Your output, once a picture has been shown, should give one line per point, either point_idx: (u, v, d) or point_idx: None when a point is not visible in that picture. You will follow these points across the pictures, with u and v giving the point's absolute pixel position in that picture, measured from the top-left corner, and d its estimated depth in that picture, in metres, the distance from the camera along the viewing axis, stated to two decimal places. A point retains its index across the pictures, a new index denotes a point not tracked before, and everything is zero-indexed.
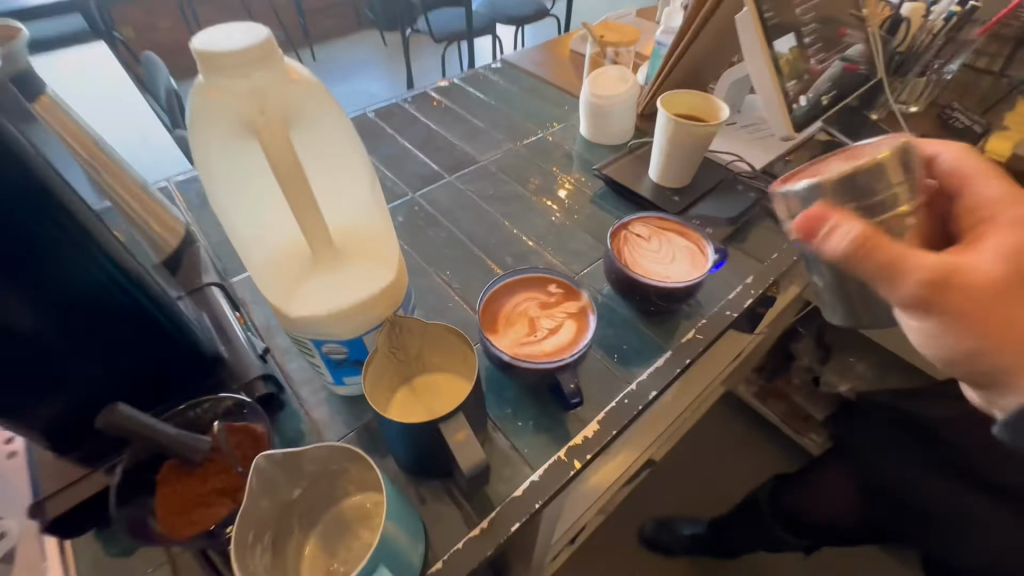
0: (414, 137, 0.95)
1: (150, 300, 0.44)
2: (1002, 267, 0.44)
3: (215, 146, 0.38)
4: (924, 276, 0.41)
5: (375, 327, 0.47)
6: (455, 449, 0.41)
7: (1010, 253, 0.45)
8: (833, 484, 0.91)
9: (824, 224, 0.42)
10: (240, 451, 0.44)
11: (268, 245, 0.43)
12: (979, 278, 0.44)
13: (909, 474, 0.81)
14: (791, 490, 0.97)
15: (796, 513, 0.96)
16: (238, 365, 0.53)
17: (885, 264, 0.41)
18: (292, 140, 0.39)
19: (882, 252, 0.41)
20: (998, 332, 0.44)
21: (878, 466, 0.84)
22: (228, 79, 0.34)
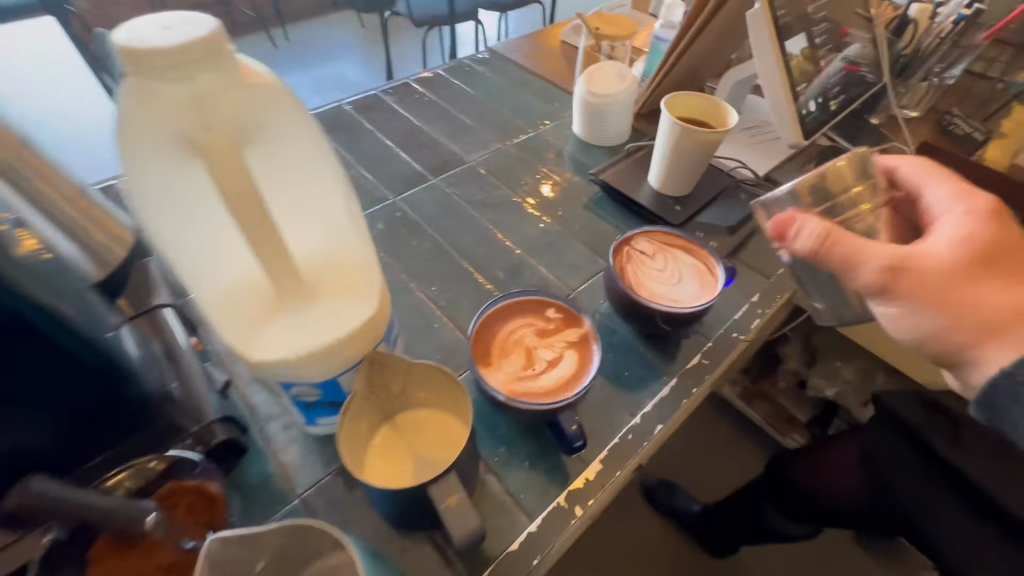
0: (395, 133, 0.88)
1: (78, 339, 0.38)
2: (956, 253, 0.45)
3: (151, 161, 0.31)
4: (881, 263, 0.44)
5: (352, 366, 0.41)
6: (447, 516, 0.36)
7: (968, 239, 0.45)
8: (842, 473, 0.82)
9: (791, 225, 0.46)
10: (192, 514, 0.38)
11: (221, 277, 0.37)
12: (931, 265, 0.45)
13: (925, 491, 0.70)
14: (792, 472, 0.87)
15: (796, 497, 0.86)
16: (194, 404, 0.47)
17: (845, 256, 0.44)
18: (247, 153, 0.33)
19: (841, 244, 0.44)
20: (956, 315, 0.44)
21: (892, 470, 0.73)
22: (163, 81, 0.28)
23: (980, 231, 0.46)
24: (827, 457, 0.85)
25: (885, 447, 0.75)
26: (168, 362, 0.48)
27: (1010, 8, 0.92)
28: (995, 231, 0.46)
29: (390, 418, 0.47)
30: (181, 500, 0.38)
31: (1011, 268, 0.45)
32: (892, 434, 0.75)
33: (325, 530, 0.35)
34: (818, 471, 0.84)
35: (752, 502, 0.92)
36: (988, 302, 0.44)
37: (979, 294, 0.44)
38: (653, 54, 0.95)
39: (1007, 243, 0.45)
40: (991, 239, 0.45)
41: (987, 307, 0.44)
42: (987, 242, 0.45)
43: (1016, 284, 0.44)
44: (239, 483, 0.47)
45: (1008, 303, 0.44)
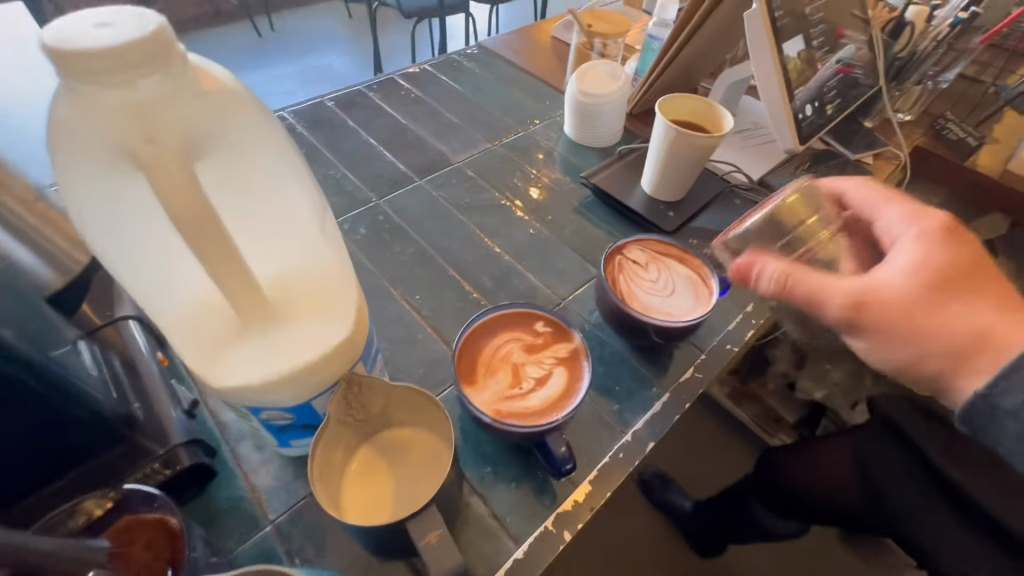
0: (379, 131, 0.84)
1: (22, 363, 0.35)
2: (913, 280, 0.42)
3: (89, 174, 0.28)
4: (841, 299, 0.43)
5: (327, 389, 0.38)
6: (427, 554, 0.34)
7: (923, 265, 0.43)
8: (831, 473, 0.80)
9: (752, 269, 0.46)
10: (154, 550, 0.35)
11: (181, 298, 0.35)
12: (886, 297, 0.42)
13: (916, 498, 0.69)
14: (786, 470, 0.85)
15: (787, 497, 0.84)
16: (157, 428, 0.43)
17: (807, 296, 0.43)
18: (197, 164, 0.30)
19: (799, 284, 0.44)
20: (918, 345, 0.42)
21: (884, 474, 0.73)
22: (95, 88, 0.25)
23: (935, 254, 0.43)
24: (816, 457, 0.82)
25: (878, 451, 0.74)
26: (129, 383, 0.44)
27: (1005, 12, 0.91)
28: (950, 252, 0.43)
29: (370, 439, 0.44)
30: (141, 536, 0.36)
31: (971, 292, 0.42)
32: (886, 439, 0.74)
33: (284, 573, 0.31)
34: (808, 472, 0.82)
35: (741, 501, 0.91)
36: (947, 329, 0.41)
37: (937, 321, 0.41)
38: (646, 52, 0.92)
39: (964, 264, 0.43)
40: (947, 261, 0.43)
41: (945, 335, 0.41)
42: (944, 266, 0.43)
43: (978, 304, 0.42)
44: (208, 509, 0.44)
45: (969, 328, 0.41)
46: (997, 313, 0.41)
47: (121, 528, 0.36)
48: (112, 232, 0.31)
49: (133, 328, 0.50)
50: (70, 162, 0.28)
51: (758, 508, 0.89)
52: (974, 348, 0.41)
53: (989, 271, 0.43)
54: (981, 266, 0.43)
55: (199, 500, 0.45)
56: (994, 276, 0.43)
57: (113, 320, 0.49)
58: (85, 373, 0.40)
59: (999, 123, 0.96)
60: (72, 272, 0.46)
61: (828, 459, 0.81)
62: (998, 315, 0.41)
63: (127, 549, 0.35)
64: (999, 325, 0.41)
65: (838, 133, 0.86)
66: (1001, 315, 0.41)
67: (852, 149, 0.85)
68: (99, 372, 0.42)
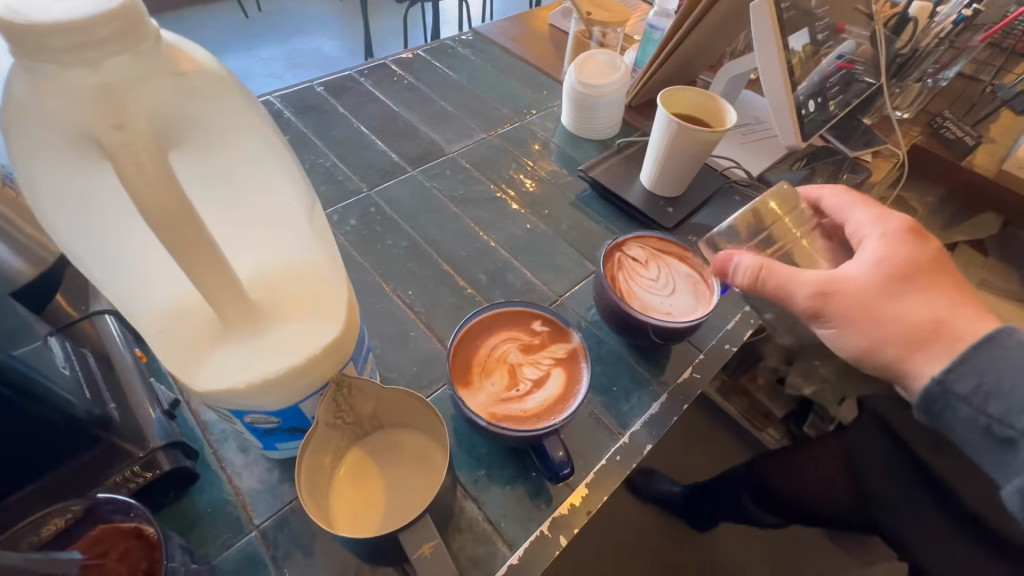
0: (371, 118, 0.82)
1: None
2: (876, 271, 0.41)
3: (54, 166, 0.26)
4: (812, 287, 0.41)
5: (316, 391, 0.36)
6: (421, 567, 0.33)
7: (884, 260, 0.41)
8: (821, 474, 0.79)
9: (728, 263, 0.44)
10: (129, 561, 0.33)
11: (157, 296, 0.33)
12: (849, 287, 0.41)
13: (901, 490, 0.72)
14: (772, 462, 0.86)
15: (765, 488, 0.85)
16: (134, 429, 0.41)
17: (777, 291, 0.42)
18: (173, 155, 0.28)
19: (773, 275, 0.42)
20: (874, 334, 0.40)
21: (876, 472, 0.74)
22: (54, 68, 0.22)
23: (894, 249, 0.41)
24: (808, 458, 0.82)
25: (870, 449, 0.76)
26: (104, 382, 0.42)
27: (1006, 11, 0.89)
28: (912, 249, 0.42)
29: (360, 442, 0.42)
30: (116, 546, 0.33)
31: (931, 284, 0.40)
32: (879, 436, 0.76)
33: None
34: (796, 470, 0.82)
35: (733, 492, 0.90)
36: (905, 318, 0.40)
37: (892, 310, 0.40)
38: (646, 43, 0.90)
39: (923, 260, 0.41)
40: (907, 258, 0.41)
41: (900, 323, 0.40)
42: (904, 261, 0.41)
43: (934, 296, 0.40)
44: (189, 514, 0.42)
45: (928, 316, 0.39)
46: (954, 304, 0.40)
47: (94, 539, 0.33)
48: (81, 225, 0.29)
49: (110, 322, 0.47)
50: (31, 150, 0.26)
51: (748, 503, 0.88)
52: (933, 334, 0.39)
53: (949, 266, 0.42)
54: (939, 263, 0.41)
55: (179, 504, 0.43)
56: (952, 272, 0.42)
57: (89, 314, 0.46)
58: (55, 373, 0.38)
59: (996, 123, 0.96)
60: (47, 262, 0.45)
61: (818, 458, 0.81)
62: (953, 304, 0.40)
63: (100, 561, 0.33)
64: (958, 314, 0.40)
65: (838, 130, 0.85)
66: (955, 305, 0.40)
67: (851, 145, 0.83)
68: (69, 371, 0.40)
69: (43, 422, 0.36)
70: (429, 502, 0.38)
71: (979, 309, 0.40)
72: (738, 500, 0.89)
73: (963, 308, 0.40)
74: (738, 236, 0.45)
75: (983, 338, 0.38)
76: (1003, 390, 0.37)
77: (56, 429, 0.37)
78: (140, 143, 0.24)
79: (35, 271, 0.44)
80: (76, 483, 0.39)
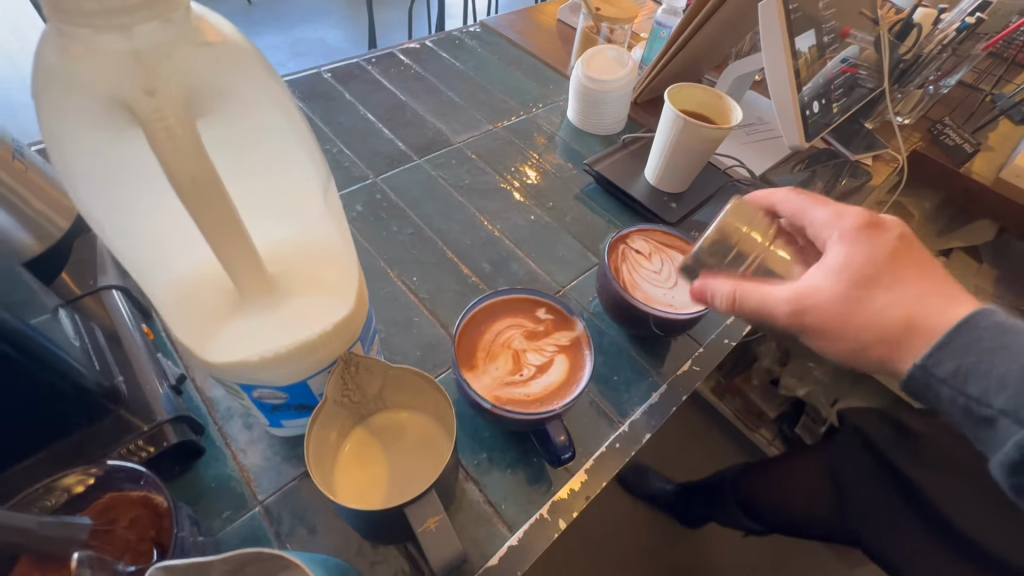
0: (377, 107, 0.82)
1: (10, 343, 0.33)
2: (841, 280, 0.39)
3: (81, 136, 0.27)
4: (787, 308, 0.40)
5: (324, 367, 0.37)
6: (426, 540, 0.33)
7: (846, 265, 0.39)
8: (805, 485, 0.82)
9: (703, 292, 0.43)
10: (137, 529, 0.34)
11: (175, 265, 0.34)
12: (820, 301, 0.39)
13: (883, 509, 0.76)
14: (762, 484, 0.86)
15: (753, 504, 0.86)
16: (142, 404, 0.42)
17: (754, 314, 0.41)
18: (199, 127, 0.28)
19: (747, 298, 0.41)
20: (850, 343, 0.38)
21: (862, 490, 0.77)
22: (88, 37, 0.23)
23: (858, 252, 0.39)
24: (791, 475, 0.84)
25: (850, 465, 0.79)
26: (109, 355, 0.43)
27: (1007, 21, 0.91)
28: (870, 248, 0.39)
29: (364, 422, 0.43)
30: (125, 514, 0.34)
31: (896, 280, 0.38)
32: (859, 454, 0.79)
33: (277, 555, 0.29)
34: (782, 489, 0.84)
35: (719, 493, 0.89)
36: (875, 322, 0.37)
37: (868, 315, 0.38)
38: (653, 41, 0.91)
39: (884, 258, 0.39)
40: (868, 259, 0.39)
41: (875, 325, 0.37)
42: (864, 263, 0.39)
43: (903, 289, 0.38)
44: (194, 487, 0.43)
45: (895, 315, 0.37)
46: (924, 292, 0.38)
47: (103, 507, 0.34)
48: (104, 195, 0.29)
49: (116, 297, 0.48)
50: (60, 114, 0.26)
51: (734, 511, 0.88)
52: (905, 330, 0.37)
53: (914, 253, 0.40)
54: (901, 255, 0.39)
55: (185, 478, 0.43)
56: (917, 262, 0.39)
57: (96, 289, 0.47)
58: (65, 341, 0.38)
59: (994, 132, 0.97)
60: (52, 237, 0.46)
61: (801, 473, 0.83)
62: (920, 295, 0.37)
63: (108, 527, 0.33)
64: (931, 305, 0.37)
65: (840, 133, 0.86)
66: (923, 295, 0.37)
67: (853, 149, 0.84)
68: (79, 341, 0.40)
69: (53, 389, 0.36)
70: (435, 479, 0.39)
71: (948, 295, 0.38)
72: (722, 500, 0.89)
73: (932, 298, 0.37)
74: (717, 245, 0.45)
75: (963, 321, 0.35)
76: (981, 369, 0.34)
77: (66, 397, 0.37)
78: (169, 109, 0.25)
79: (41, 247, 0.45)
80: (86, 452, 0.39)
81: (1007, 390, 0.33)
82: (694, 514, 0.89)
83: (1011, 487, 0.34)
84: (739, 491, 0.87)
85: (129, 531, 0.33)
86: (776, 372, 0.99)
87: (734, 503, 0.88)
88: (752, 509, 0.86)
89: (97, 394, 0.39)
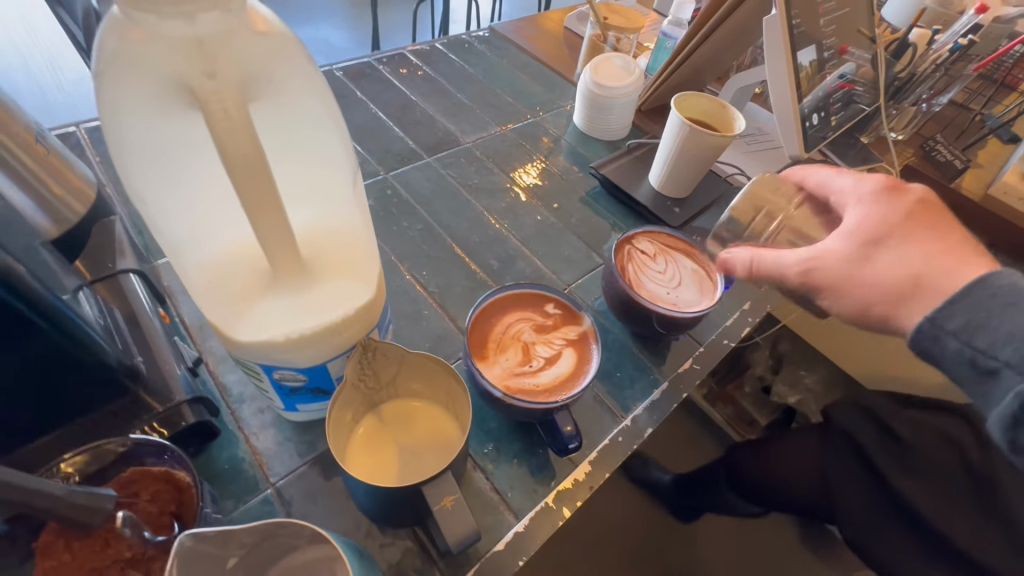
0: (388, 105, 0.83)
1: (48, 322, 0.34)
2: (850, 240, 0.39)
3: (136, 115, 0.28)
4: (796, 267, 0.40)
5: (344, 352, 0.38)
6: (442, 518, 0.34)
7: (857, 226, 0.40)
8: (796, 468, 0.86)
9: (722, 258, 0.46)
10: (158, 503, 0.35)
11: (208, 245, 0.34)
12: (830, 260, 0.39)
13: (869, 511, 0.78)
14: (759, 459, 0.89)
15: (745, 481, 0.89)
16: (160, 384, 0.42)
17: (771, 275, 0.42)
18: (250, 111, 0.30)
19: (766, 261, 0.42)
20: (858, 298, 0.38)
21: (847, 490, 0.80)
22: (154, 21, 0.24)
23: (872, 212, 0.40)
24: (787, 447, 0.88)
25: (841, 457, 0.83)
26: (130, 336, 0.43)
27: (996, 44, 0.95)
28: (887, 207, 0.40)
29: (376, 408, 0.44)
30: (146, 488, 0.35)
31: (904, 239, 0.38)
32: (849, 455, 0.82)
33: (302, 525, 0.32)
34: (778, 458, 0.87)
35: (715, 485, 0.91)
36: (880, 282, 0.38)
37: (872, 271, 0.38)
38: (658, 51, 0.94)
39: (899, 217, 0.39)
40: (879, 218, 0.39)
41: (879, 282, 0.38)
42: (876, 224, 0.39)
43: (910, 247, 0.38)
44: (209, 468, 0.44)
45: (904, 272, 0.37)
46: (935, 251, 0.38)
47: (125, 481, 0.35)
48: (148, 176, 0.31)
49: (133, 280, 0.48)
50: (117, 95, 0.28)
51: (729, 494, 0.90)
52: (909, 294, 0.37)
53: (932, 216, 0.39)
54: (916, 216, 0.39)
55: (199, 459, 0.44)
56: (933, 220, 0.39)
57: (113, 271, 0.47)
58: (89, 318, 0.39)
59: (983, 150, 1.02)
60: (70, 222, 0.47)
61: (799, 446, 0.87)
62: (930, 256, 0.37)
63: (131, 500, 0.34)
64: (936, 264, 0.37)
65: (836, 146, 0.87)
66: (932, 257, 0.37)
67: (848, 162, 0.87)
68: (100, 320, 0.41)
69: (74, 363, 0.37)
70: (448, 462, 0.41)
71: (960, 256, 0.38)
72: (718, 490, 0.91)
73: (945, 256, 0.37)
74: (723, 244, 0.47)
75: (974, 282, 0.36)
76: (990, 324, 0.34)
77: (87, 372, 0.38)
78: (227, 92, 0.26)
79: (58, 231, 0.46)
80: (111, 426, 0.41)
81: (1014, 342, 0.33)
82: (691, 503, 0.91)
83: (1008, 442, 0.34)
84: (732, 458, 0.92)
85: (150, 502, 0.35)
86: (768, 379, 1.06)
87: (725, 483, 0.91)
88: (741, 485, 0.89)
89: (119, 371, 0.39)
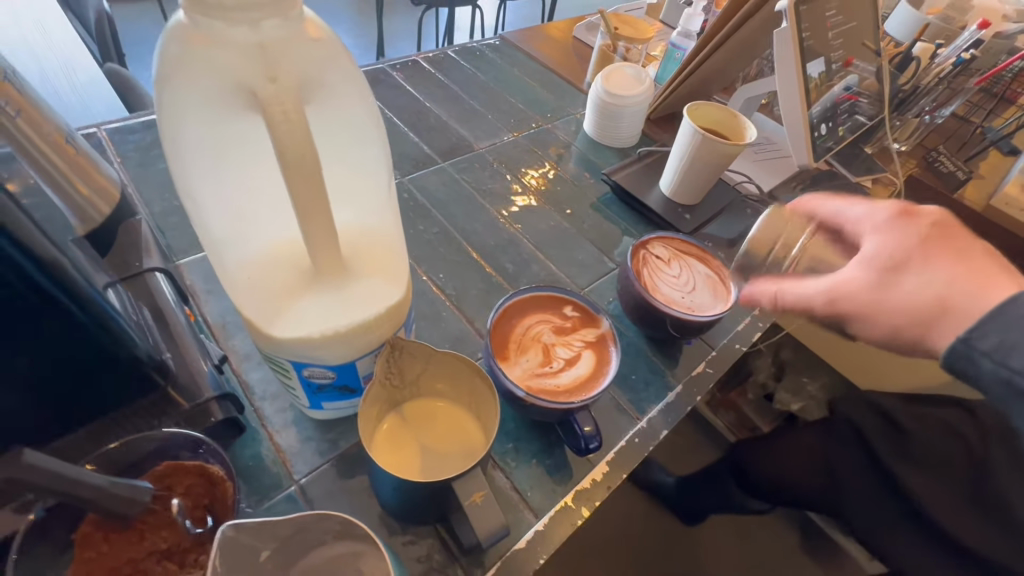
0: (401, 110, 0.85)
1: (92, 320, 0.35)
2: (869, 268, 0.40)
3: (195, 118, 0.30)
4: (821, 297, 0.41)
5: (373, 351, 0.38)
6: (472, 513, 0.35)
7: (876, 254, 0.40)
8: (797, 461, 0.93)
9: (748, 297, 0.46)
10: (192, 496, 0.36)
11: (248, 245, 0.35)
12: (850, 288, 0.40)
13: (867, 497, 0.89)
14: (762, 456, 0.95)
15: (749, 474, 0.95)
16: (189, 380, 0.43)
17: (798, 309, 0.42)
18: (303, 115, 0.31)
19: (790, 296, 0.43)
20: (887, 326, 0.39)
21: (852, 479, 0.90)
22: (222, 26, 0.26)
23: (888, 239, 0.40)
24: (786, 446, 0.95)
25: (843, 454, 0.92)
26: (161, 332, 0.44)
27: (996, 59, 0.98)
28: (900, 235, 0.40)
29: (399, 406, 0.45)
30: (180, 482, 0.36)
31: (927, 261, 0.38)
32: (853, 449, 0.92)
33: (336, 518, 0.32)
34: (778, 454, 0.95)
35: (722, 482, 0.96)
36: (908, 306, 0.38)
37: (896, 299, 0.38)
38: (668, 61, 0.96)
39: (915, 242, 0.39)
40: (897, 245, 0.40)
41: (904, 306, 0.38)
42: (893, 250, 0.40)
43: (934, 267, 0.38)
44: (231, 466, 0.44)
45: (923, 296, 0.37)
46: (957, 275, 0.37)
47: (159, 475, 0.36)
48: (200, 175, 0.32)
49: (159, 279, 0.49)
50: (180, 101, 0.29)
51: (735, 490, 0.95)
52: (936, 307, 0.37)
53: (951, 237, 0.40)
54: (933, 239, 0.39)
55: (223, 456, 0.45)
56: (950, 244, 0.39)
57: (139, 270, 0.47)
58: (122, 313, 0.39)
59: (983, 162, 1.05)
60: (95, 222, 0.45)
61: (796, 445, 0.95)
62: (957, 279, 0.37)
63: (166, 493, 0.36)
64: (962, 289, 0.37)
65: (841, 156, 0.89)
66: (957, 278, 0.37)
67: (854, 171, 0.88)
68: (132, 316, 0.42)
69: (111, 357, 0.37)
70: (471, 460, 0.41)
71: (987, 278, 0.37)
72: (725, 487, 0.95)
73: (968, 280, 0.37)
74: None
75: (1004, 301, 0.35)
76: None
77: (121, 366, 0.38)
78: (286, 96, 0.28)
79: (85, 230, 0.45)
80: (137, 421, 0.41)
81: None
82: (698, 502, 0.93)
83: None
84: (734, 457, 0.98)
85: (187, 494, 0.36)
86: (771, 387, 1.07)
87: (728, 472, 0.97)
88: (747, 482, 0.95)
89: (149, 366, 0.40)
